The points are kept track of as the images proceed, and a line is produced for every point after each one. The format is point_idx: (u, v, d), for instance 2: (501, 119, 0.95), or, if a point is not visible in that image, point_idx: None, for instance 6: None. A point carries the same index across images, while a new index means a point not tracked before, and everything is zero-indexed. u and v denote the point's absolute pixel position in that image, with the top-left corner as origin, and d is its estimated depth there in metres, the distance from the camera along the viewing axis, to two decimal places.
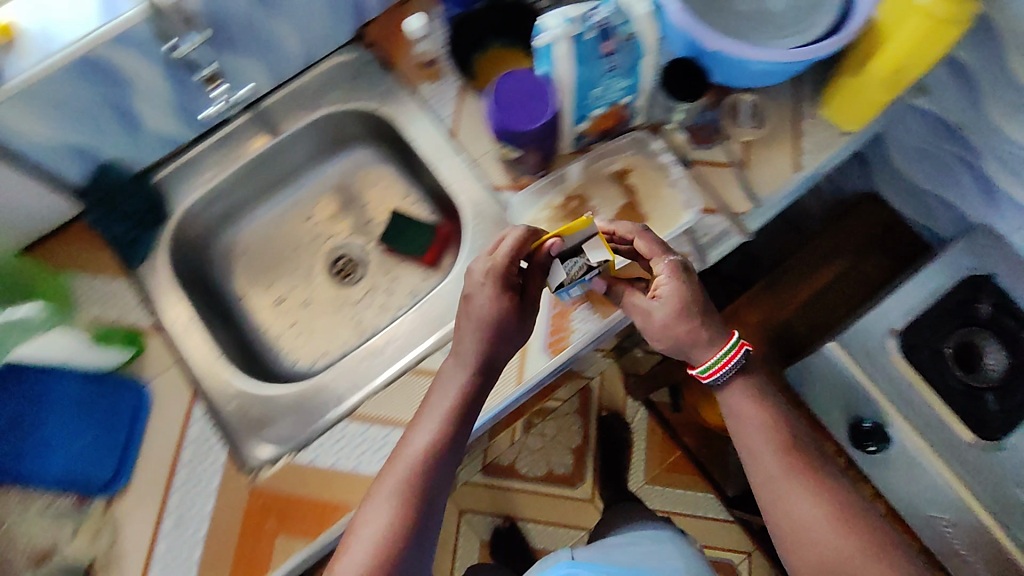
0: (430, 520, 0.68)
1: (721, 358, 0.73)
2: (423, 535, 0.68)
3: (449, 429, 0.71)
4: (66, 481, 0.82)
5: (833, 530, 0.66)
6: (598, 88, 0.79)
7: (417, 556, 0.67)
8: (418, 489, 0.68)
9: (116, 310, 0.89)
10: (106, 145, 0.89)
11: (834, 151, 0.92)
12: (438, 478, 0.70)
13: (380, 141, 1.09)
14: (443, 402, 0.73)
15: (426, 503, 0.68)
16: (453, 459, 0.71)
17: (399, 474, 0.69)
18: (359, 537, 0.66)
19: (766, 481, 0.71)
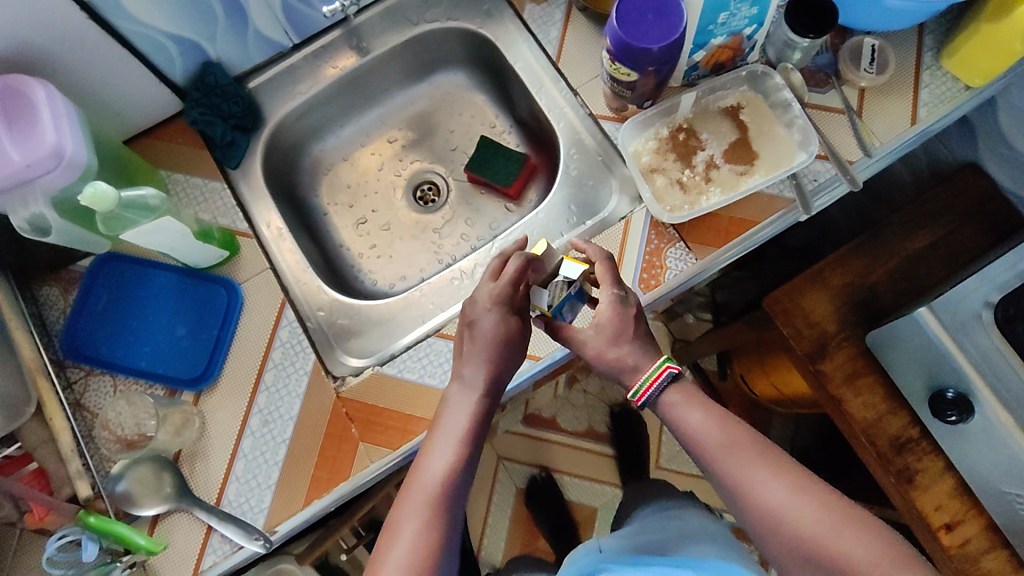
0: (451, 541, 0.66)
1: (643, 383, 0.74)
2: (447, 555, 0.65)
3: (464, 452, 0.69)
4: (157, 371, 0.84)
5: (805, 507, 0.65)
6: (725, 14, 0.77)
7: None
8: (442, 506, 0.66)
9: (211, 211, 0.89)
10: (212, 42, 0.88)
11: (953, 105, 0.89)
12: (457, 499, 0.67)
13: (473, 67, 1.06)
14: (457, 424, 0.71)
15: (448, 524, 0.66)
16: (467, 480, 0.69)
17: (419, 500, 0.66)
18: (385, 565, 0.63)
19: (719, 472, 0.70)
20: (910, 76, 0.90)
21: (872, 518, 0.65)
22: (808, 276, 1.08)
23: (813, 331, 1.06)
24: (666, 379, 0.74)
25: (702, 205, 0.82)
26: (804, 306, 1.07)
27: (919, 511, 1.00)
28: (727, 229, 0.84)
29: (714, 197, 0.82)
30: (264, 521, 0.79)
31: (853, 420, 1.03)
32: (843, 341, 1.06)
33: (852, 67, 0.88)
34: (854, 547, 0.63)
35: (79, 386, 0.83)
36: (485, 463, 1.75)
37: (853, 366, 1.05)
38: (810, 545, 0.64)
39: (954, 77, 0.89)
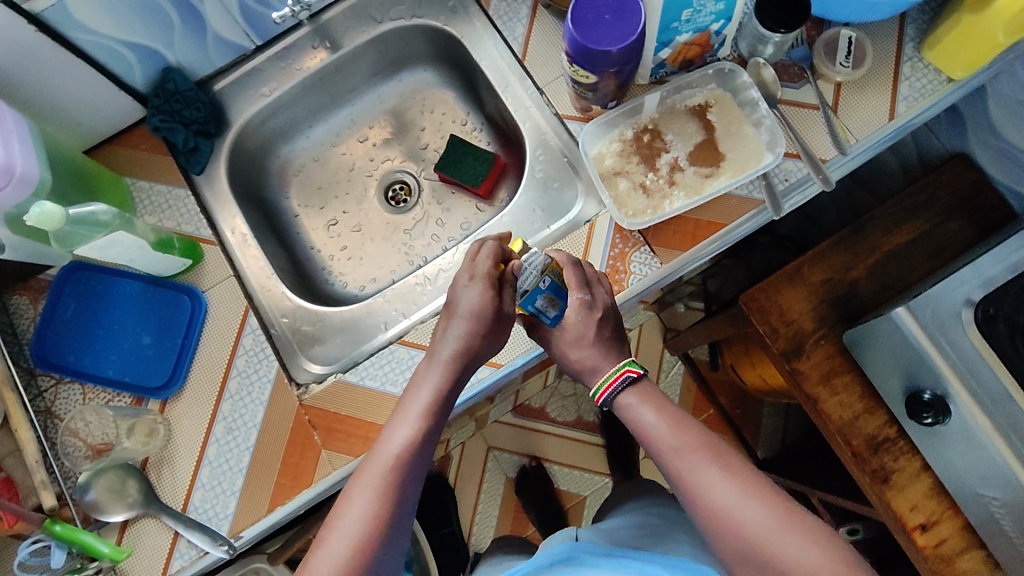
0: (404, 517, 0.64)
1: (603, 383, 0.74)
2: (398, 531, 0.63)
3: (428, 424, 0.68)
4: (124, 380, 0.85)
5: (754, 507, 0.64)
6: (689, 11, 0.74)
7: (390, 554, 0.62)
8: (402, 477, 0.64)
9: (175, 218, 0.88)
10: (171, 47, 0.87)
11: (934, 99, 0.85)
12: (415, 472, 0.66)
13: (442, 63, 1.04)
14: (422, 399, 0.70)
15: (404, 497, 0.64)
16: (428, 454, 0.68)
17: (380, 467, 0.64)
18: (336, 532, 0.61)
19: (670, 472, 0.69)
20: (889, 68, 0.86)
21: (816, 522, 0.64)
22: (786, 273, 1.06)
23: (790, 330, 1.04)
24: (624, 383, 0.73)
25: (665, 209, 0.80)
26: (780, 304, 1.05)
27: (894, 511, 0.98)
28: (693, 233, 0.82)
29: (677, 201, 0.80)
30: (229, 528, 0.81)
31: (828, 420, 1.02)
32: (820, 340, 1.04)
33: (827, 60, 0.84)
34: (799, 552, 0.61)
35: (49, 395, 0.84)
36: (476, 453, 1.76)
37: (830, 365, 1.03)
38: (759, 547, 0.63)
39: (936, 68, 0.85)
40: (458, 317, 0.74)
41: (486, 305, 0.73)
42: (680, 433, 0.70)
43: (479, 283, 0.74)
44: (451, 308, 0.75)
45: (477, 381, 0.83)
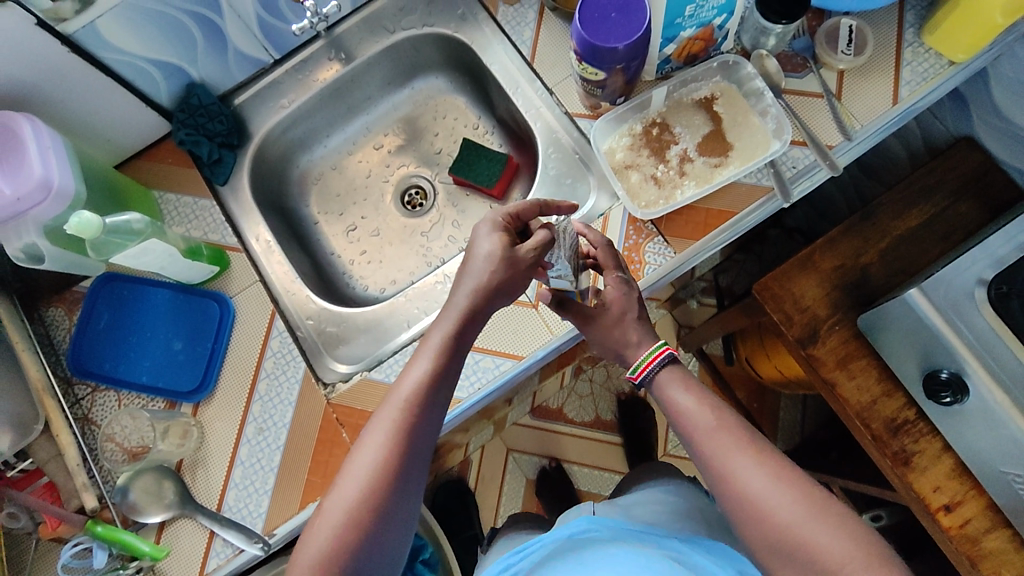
0: (418, 456, 0.67)
1: (644, 358, 0.76)
2: (411, 470, 0.66)
3: (441, 366, 0.69)
4: (158, 386, 0.87)
5: (784, 495, 0.65)
6: (692, 6, 0.77)
7: (404, 490, 0.66)
8: (409, 426, 0.66)
9: (202, 228, 0.92)
10: (194, 64, 0.91)
11: (936, 83, 0.86)
12: (427, 418, 0.68)
13: (453, 69, 1.07)
14: (435, 344, 0.70)
15: (416, 437, 0.67)
16: (442, 395, 0.69)
17: (390, 410, 0.67)
18: (347, 476, 0.65)
19: (703, 454, 0.70)
20: (891, 53, 0.87)
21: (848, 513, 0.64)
22: (798, 261, 1.07)
23: (804, 317, 1.05)
24: (664, 360, 0.76)
25: (677, 199, 0.82)
26: (793, 292, 1.06)
27: (916, 492, 0.99)
28: (705, 222, 0.84)
29: (688, 191, 0.82)
30: (263, 525, 0.83)
31: (847, 405, 1.03)
32: (835, 326, 1.05)
33: (829, 48, 0.86)
34: (829, 541, 0.62)
35: (86, 403, 0.87)
36: (495, 456, 1.78)
37: (846, 351, 1.04)
38: (787, 535, 0.63)
39: (936, 52, 0.87)
40: (476, 263, 0.73)
41: (502, 250, 0.72)
42: (718, 419, 0.71)
43: (494, 232, 0.73)
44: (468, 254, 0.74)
45: (500, 374, 0.84)
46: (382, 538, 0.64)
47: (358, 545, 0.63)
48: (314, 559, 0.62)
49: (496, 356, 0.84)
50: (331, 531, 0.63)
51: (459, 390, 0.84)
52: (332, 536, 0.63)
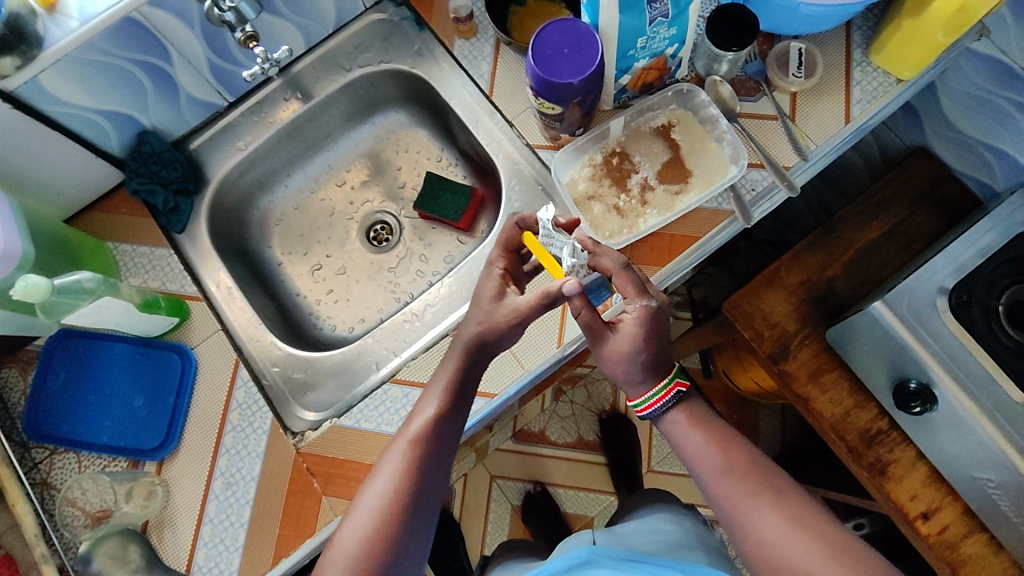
0: (426, 496, 0.69)
1: (653, 395, 0.74)
2: (418, 510, 0.68)
3: (445, 406, 0.72)
4: (120, 444, 0.85)
5: (800, 543, 0.66)
6: (643, 39, 0.77)
7: (412, 530, 0.67)
8: (418, 460, 0.69)
9: (160, 277, 0.90)
10: (146, 112, 0.89)
11: (886, 101, 0.88)
12: (435, 453, 0.70)
13: (412, 103, 1.06)
14: (442, 382, 0.74)
15: (425, 477, 0.69)
16: (450, 435, 0.72)
17: (398, 451, 0.70)
18: (358, 510, 0.67)
19: (718, 497, 0.72)
20: (841, 73, 0.88)
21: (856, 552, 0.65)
22: (765, 278, 1.08)
23: (774, 332, 1.06)
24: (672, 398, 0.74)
25: (640, 227, 0.82)
26: (762, 308, 1.07)
27: (892, 501, 1.00)
28: (670, 248, 0.85)
29: (651, 219, 0.82)
30: None
31: (821, 418, 1.04)
32: (805, 340, 1.06)
33: (781, 73, 0.87)
34: None
35: (44, 466, 0.84)
36: (479, 484, 1.76)
37: (817, 364, 1.05)
38: None
39: (884, 71, 0.88)
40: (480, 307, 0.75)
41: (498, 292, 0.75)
42: (727, 461, 0.72)
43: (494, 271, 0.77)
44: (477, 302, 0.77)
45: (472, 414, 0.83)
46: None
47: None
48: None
49: None
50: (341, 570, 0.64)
51: None
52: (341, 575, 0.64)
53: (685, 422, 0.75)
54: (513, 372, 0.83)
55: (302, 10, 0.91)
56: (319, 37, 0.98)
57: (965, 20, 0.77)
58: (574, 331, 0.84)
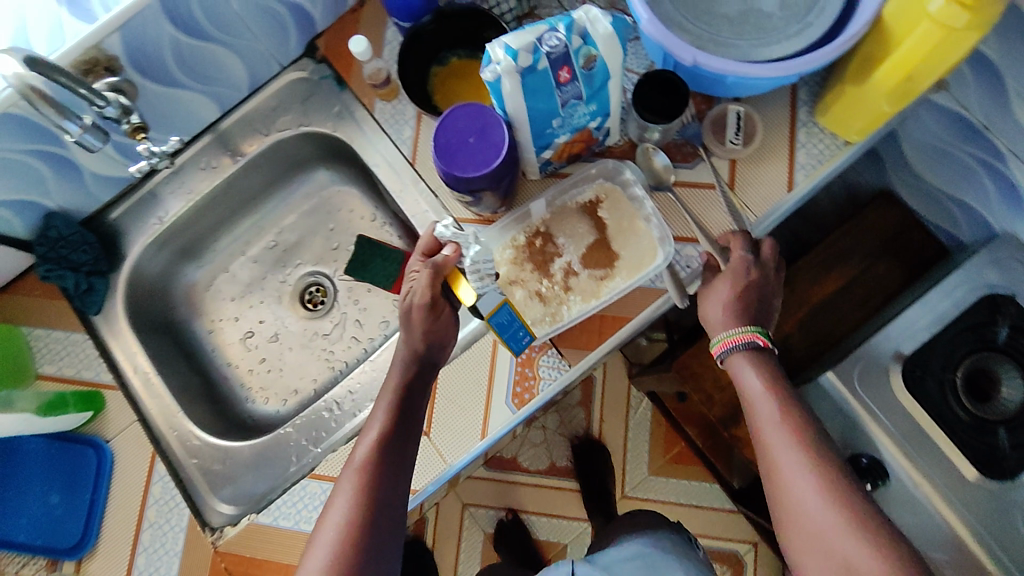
0: (385, 525, 0.66)
1: (727, 335, 0.73)
2: (378, 540, 0.65)
3: (389, 428, 0.70)
4: (36, 543, 0.82)
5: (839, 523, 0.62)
6: (559, 118, 0.71)
7: (374, 560, 0.65)
8: (369, 484, 0.67)
9: (74, 364, 0.87)
10: (50, 195, 0.85)
11: (834, 165, 0.81)
12: (387, 473, 0.68)
13: (339, 162, 1.00)
14: (382, 401, 0.72)
15: (379, 504, 0.66)
16: (399, 457, 0.69)
17: (346, 482, 0.67)
18: (316, 545, 0.65)
19: (768, 440, 0.68)
20: (785, 134, 0.82)
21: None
22: None
23: (727, 394, 1.03)
24: (745, 344, 0.71)
25: (563, 316, 0.77)
26: (712, 367, 1.04)
27: None
28: (600, 330, 0.80)
29: (575, 307, 0.77)
30: None
31: None
32: None
33: (717, 138, 0.82)
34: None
35: None
36: (450, 514, 1.63)
37: None
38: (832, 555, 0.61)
39: (831, 132, 0.81)
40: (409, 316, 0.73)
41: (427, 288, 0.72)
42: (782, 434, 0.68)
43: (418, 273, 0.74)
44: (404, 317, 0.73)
45: None
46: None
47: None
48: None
49: None
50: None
51: None
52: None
53: (740, 365, 0.72)
54: (436, 466, 0.79)
55: (207, 78, 0.85)
56: (236, 98, 0.93)
57: (909, 90, 0.70)
58: (497, 422, 0.80)
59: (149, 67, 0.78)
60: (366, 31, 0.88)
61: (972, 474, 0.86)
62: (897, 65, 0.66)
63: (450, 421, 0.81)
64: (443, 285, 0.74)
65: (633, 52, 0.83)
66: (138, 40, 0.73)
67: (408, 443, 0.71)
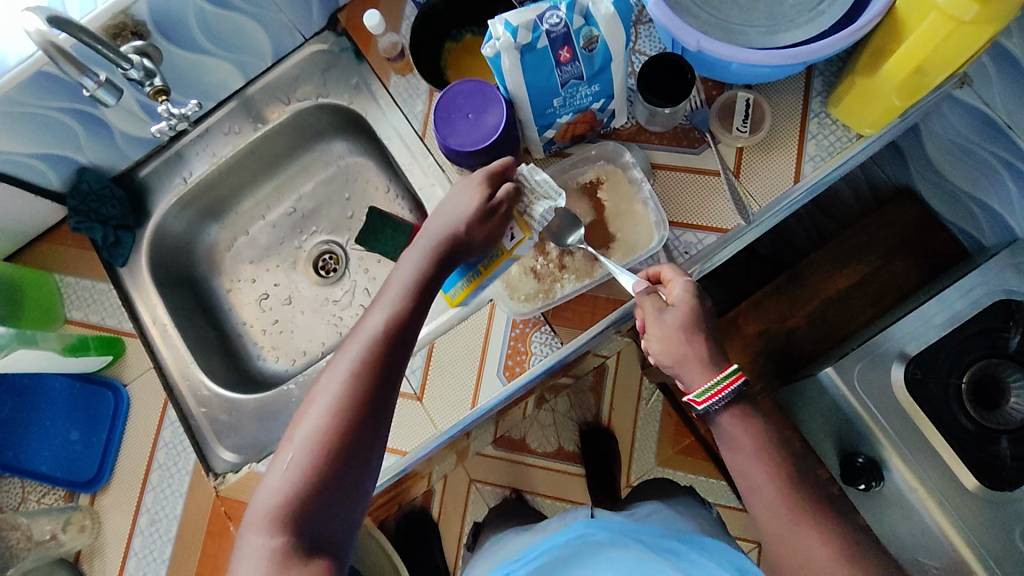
0: (384, 401, 0.61)
1: (709, 391, 0.66)
2: (374, 413, 0.60)
3: (407, 304, 0.66)
4: (58, 475, 0.89)
5: (834, 534, 0.61)
6: (560, 97, 0.72)
7: (368, 434, 0.60)
8: (376, 357, 0.62)
9: (99, 312, 0.94)
10: (84, 151, 0.91)
11: (845, 157, 0.79)
12: (396, 351, 0.64)
13: (355, 133, 1.03)
14: (399, 282, 0.68)
15: (383, 378, 0.62)
16: (410, 335, 0.65)
17: (353, 348, 0.63)
18: (310, 408, 0.60)
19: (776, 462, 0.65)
20: (795, 125, 0.81)
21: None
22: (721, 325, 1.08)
23: None
24: (729, 392, 0.66)
25: (556, 293, 0.79)
26: None
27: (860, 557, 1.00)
28: (594, 310, 0.81)
29: (568, 285, 0.79)
30: None
31: None
32: None
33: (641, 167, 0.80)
34: None
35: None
36: (457, 489, 1.50)
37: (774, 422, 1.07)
38: None
39: (844, 124, 0.80)
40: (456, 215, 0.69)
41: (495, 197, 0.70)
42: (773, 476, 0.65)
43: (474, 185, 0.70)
44: (455, 216, 0.69)
45: (384, 471, 0.81)
46: (344, 488, 0.58)
47: (316, 494, 0.56)
48: (271, 505, 0.56)
49: None
50: (286, 475, 0.57)
51: None
52: (285, 481, 0.57)
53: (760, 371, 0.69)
54: (426, 431, 0.82)
55: (232, 45, 0.89)
56: (260, 66, 0.97)
57: (922, 83, 0.69)
58: (487, 393, 0.81)
59: (174, 33, 0.82)
60: (385, 6, 0.90)
61: (971, 483, 0.83)
62: (906, 55, 0.65)
63: (443, 388, 0.82)
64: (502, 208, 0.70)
65: (645, 35, 0.83)
66: (167, 6, 0.78)
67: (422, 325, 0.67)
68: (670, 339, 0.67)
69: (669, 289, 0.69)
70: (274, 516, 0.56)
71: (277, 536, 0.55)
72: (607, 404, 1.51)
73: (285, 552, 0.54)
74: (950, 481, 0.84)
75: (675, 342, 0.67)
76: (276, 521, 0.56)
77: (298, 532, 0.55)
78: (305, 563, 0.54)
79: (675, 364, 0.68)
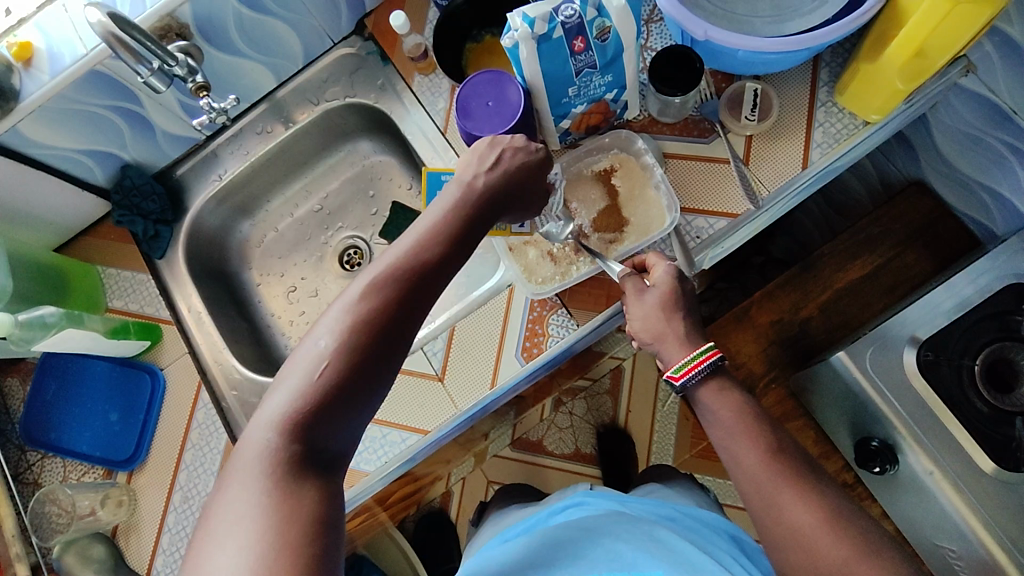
0: (407, 325, 0.58)
1: (686, 363, 0.68)
2: (395, 337, 0.57)
3: (440, 238, 0.62)
4: (96, 454, 0.93)
5: (849, 502, 0.61)
6: (575, 86, 0.76)
7: (387, 356, 0.57)
8: (400, 286, 0.58)
9: (138, 301, 0.99)
10: (128, 148, 0.97)
11: (853, 143, 0.82)
12: (423, 285, 0.59)
13: (380, 132, 1.08)
14: (435, 211, 0.63)
15: (412, 299, 0.58)
16: (447, 262, 0.61)
17: (388, 260, 0.59)
18: (325, 319, 0.56)
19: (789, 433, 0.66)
20: (802, 114, 0.84)
21: None
22: (735, 316, 1.10)
23: (740, 374, 1.09)
24: (709, 366, 0.67)
25: (571, 276, 0.81)
26: (731, 348, 1.10)
27: None
28: (608, 294, 0.84)
29: (584, 267, 0.81)
30: None
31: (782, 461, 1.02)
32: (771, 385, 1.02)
33: (649, 162, 0.82)
34: None
35: (35, 468, 0.93)
36: (476, 491, 1.49)
37: (783, 409, 1.09)
38: None
39: (851, 112, 0.82)
40: (496, 166, 0.67)
41: (529, 164, 0.69)
42: (768, 454, 0.63)
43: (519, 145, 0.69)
44: (497, 167, 0.67)
45: (406, 449, 0.84)
46: (354, 408, 0.55)
47: (327, 408, 0.54)
48: (280, 408, 0.53)
49: (402, 430, 0.85)
50: (301, 379, 0.54)
51: (368, 464, 0.85)
52: (298, 386, 0.54)
53: None
54: (449, 411, 0.84)
55: (267, 49, 0.95)
56: (292, 69, 1.03)
57: (924, 67, 0.72)
58: (506, 374, 0.84)
59: (215, 35, 0.88)
60: (410, 10, 0.96)
61: (988, 467, 0.85)
62: (907, 40, 0.69)
63: (464, 369, 0.86)
64: (532, 177, 0.69)
65: (656, 33, 0.87)
66: (209, 9, 0.84)
67: (458, 254, 0.63)
68: (650, 318, 0.70)
69: (653, 274, 0.73)
70: (282, 421, 0.53)
71: (282, 442, 0.53)
72: (624, 406, 1.49)
73: (288, 463, 0.52)
74: (967, 462, 0.86)
75: (653, 322, 0.70)
76: (284, 428, 0.53)
77: (303, 443, 0.53)
78: (307, 481, 0.52)
79: (656, 340, 0.70)
